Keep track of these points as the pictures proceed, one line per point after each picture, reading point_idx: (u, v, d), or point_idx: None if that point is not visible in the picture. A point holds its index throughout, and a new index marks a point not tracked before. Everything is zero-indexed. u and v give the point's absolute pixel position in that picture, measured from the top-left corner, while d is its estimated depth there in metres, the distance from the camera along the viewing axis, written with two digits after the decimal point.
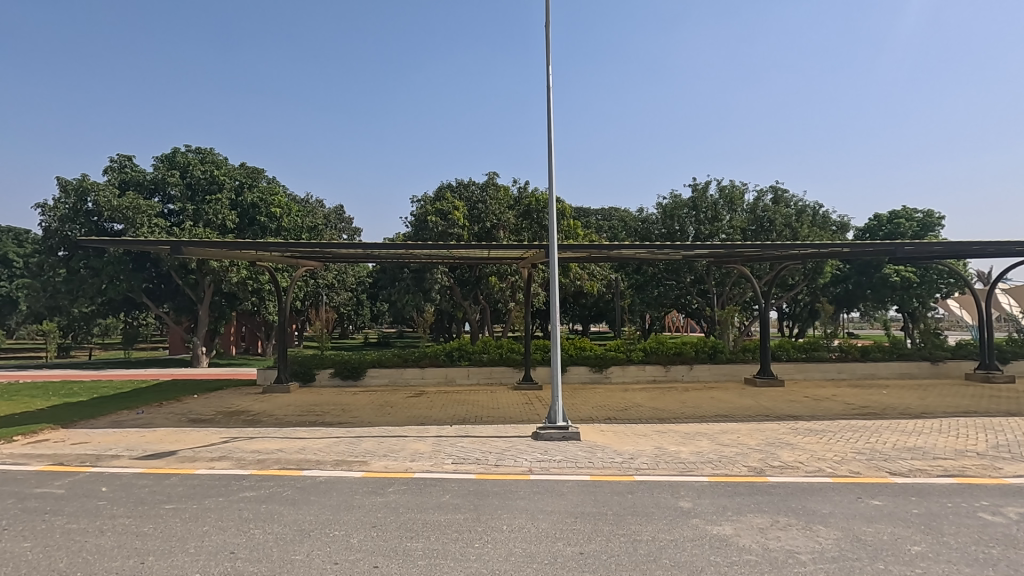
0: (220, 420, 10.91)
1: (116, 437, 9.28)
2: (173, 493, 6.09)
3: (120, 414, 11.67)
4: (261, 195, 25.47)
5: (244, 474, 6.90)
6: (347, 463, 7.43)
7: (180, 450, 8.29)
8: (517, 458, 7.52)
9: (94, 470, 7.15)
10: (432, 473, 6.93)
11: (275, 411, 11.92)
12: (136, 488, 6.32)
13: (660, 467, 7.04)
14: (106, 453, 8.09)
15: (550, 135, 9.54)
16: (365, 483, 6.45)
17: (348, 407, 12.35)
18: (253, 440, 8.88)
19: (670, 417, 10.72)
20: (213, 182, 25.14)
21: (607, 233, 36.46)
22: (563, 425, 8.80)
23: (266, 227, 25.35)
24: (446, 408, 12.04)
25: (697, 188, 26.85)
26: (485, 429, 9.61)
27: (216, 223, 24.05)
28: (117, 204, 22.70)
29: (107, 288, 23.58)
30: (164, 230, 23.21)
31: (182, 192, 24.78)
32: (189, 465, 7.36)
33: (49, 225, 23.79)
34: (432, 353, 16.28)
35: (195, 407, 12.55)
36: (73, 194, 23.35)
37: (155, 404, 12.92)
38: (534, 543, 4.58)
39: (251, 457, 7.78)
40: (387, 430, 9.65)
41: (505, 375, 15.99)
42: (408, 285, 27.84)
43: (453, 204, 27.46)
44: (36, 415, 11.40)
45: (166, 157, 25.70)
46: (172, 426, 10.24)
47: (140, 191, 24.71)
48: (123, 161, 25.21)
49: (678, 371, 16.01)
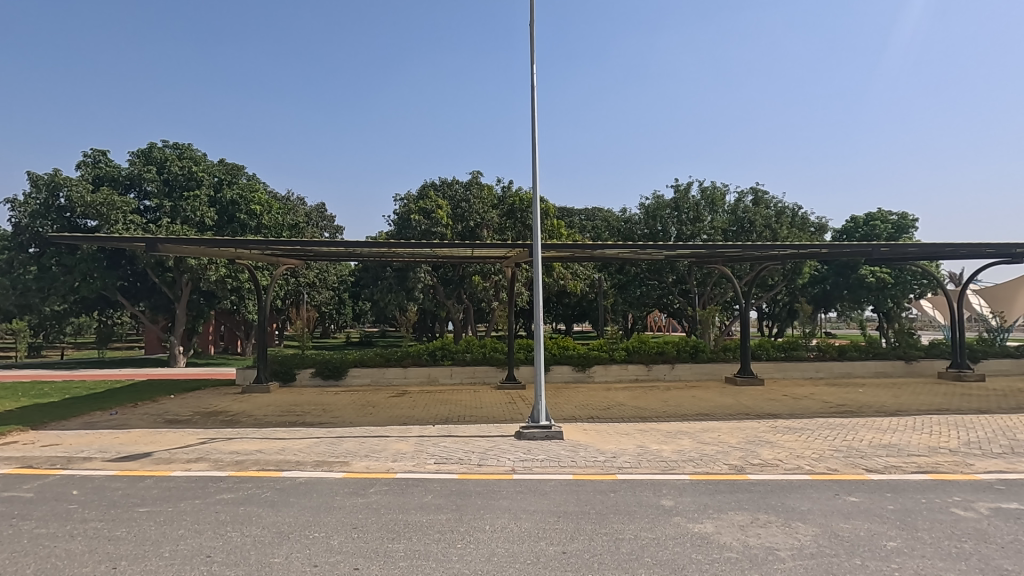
0: (197, 421, 10.70)
1: (90, 438, 9.07)
2: (148, 496, 5.96)
3: (92, 415, 11.37)
4: (241, 192, 25.09)
5: (222, 475, 6.77)
6: (329, 463, 7.34)
7: (153, 452, 8.07)
8: (500, 458, 7.49)
9: (66, 473, 6.96)
10: (415, 473, 6.87)
11: (254, 411, 11.73)
12: (110, 490, 6.17)
13: (642, 466, 7.07)
14: (79, 455, 7.89)
15: (534, 133, 9.53)
16: (346, 484, 6.38)
17: (330, 407, 12.20)
18: (232, 441, 8.73)
19: (651, 416, 10.78)
20: (191, 178, 24.74)
21: (590, 233, 36.65)
22: (546, 424, 8.78)
23: (246, 224, 24.92)
24: (429, 408, 11.92)
25: (679, 189, 27.07)
26: (468, 429, 9.56)
27: (194, 220, 23.67)
28: (91, 200, 22.12)
29: (80, 286, 23.07)
30: (140, 227, 22.71)
31: (158, 188, 24.26)
32: (166, 467, 7.22)
33: (19, 221, 23.10)
34: (415, 352, 16.18)
35: (173, 407, 12.32)
36: (45, 190, 22.72)
37: (130, 404, 12.62)
38: (516, 543, 4.56)
39: (230, 458, 7.65)
40: (368, 431, 9.51)
41: (488, 374, 15.94)
42: (390, 284, 27.85)
43: (437, 204, 27.33)
44: (4, 417, 11.08)
45: (143, 152, 25.05)
46: (147, 427, 10.01)
47: (115, 186, 24.13)
48: (96, 156, 24.61)
49: (660, 371, 16.15)
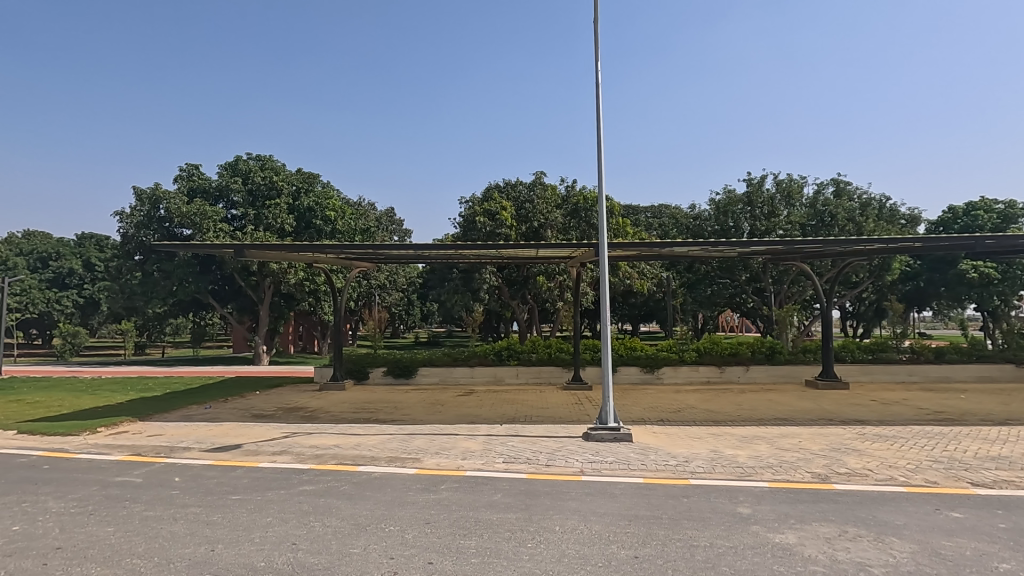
0: (280, 416, 11.38)
1: (188, 429, 9.87)
2: (239, 485, 6.41)
3: (189, 408, 12.36)
4: (317, 199, 26.49)
5: (304, 468, 7.17)
6: (401, 459, 7.60)
7: (241, 444, 8.65)
8: (568, 459, 7.46)
9: (168, 461, 7.62)
10: (484, 471, 6.97)
11: (331, 408, 12.32)
12: (205, 478, 6.68)
13: (716, 471, 6.82)
14: (178, 445, 8.60)
15: (598, 130, 9.41)
16: (417, 480, 6.58)
17: (401, 405, 12.62)
18: (312, 436, 9.22)
19: (725, 419, 10.39)
20: (273, 188, 26.33)
21: (658, 231, 35.80)
22: (615, 427, 8.64)
23: (322, 230, 26.36)
24: (496, 407, 12.06)
25: (752, 183, 25.94)
26: (535, 429, 9.60)
27: (275, 226, 25.23)
28: (186, 211, 24.04)
29: (178, 290, 25.17)
30: (228, 234, 24.48)
31: (243, 198, 26.01)
32: (254, 458, 7.73)
33: (126, 231, 25.53)
34: (481, 352, 16.44)
35: (258, 402, 13.18)
36: (147, 202, 24.96)
37: (221, 399, 13.61)
38: (587, 545, 4.52)
39: (310, 452, 8.08)
40: (438, 428, 9.77)
41: (554, 375, 15.90)
42: (456, 285, 28.38)
43: (501, 205, 27.61)
44: (116, 409, 12.26)
45: (230, 165, 26.95)
46: (236, 421, 10.76)
47: (206, 197, 26.11)
48: (190, 170, 26.73)
49: (733, 373, 15.51)
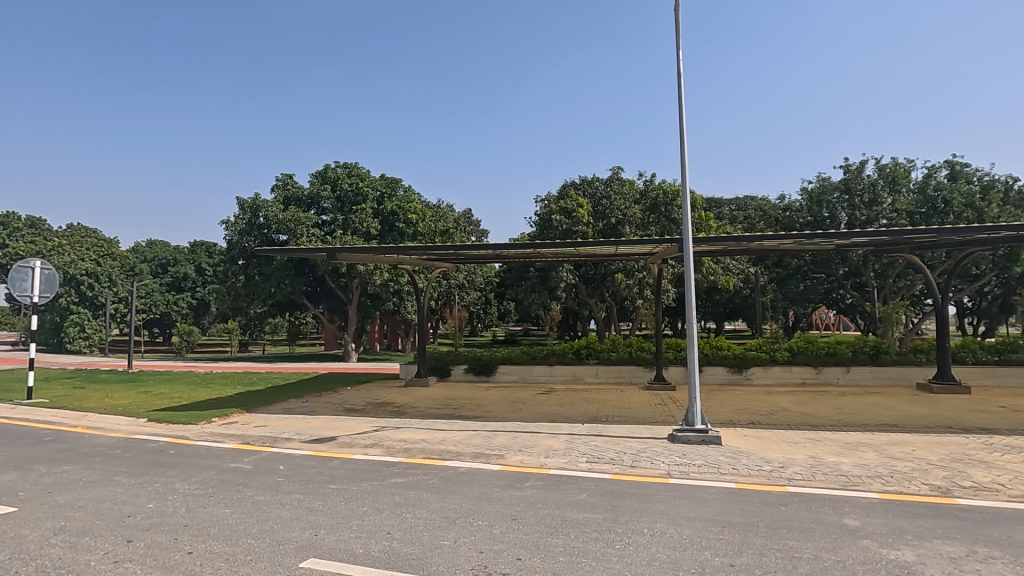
0: (370, 410, 11.96)
1: (288, 421, 10.62)
2: (336, 475, 6.80)
3: (289, 402, 13.29)
4: (399, 203, 27.61)
5: (394, 461, 7.50)
6: (485, 455, 7.74)
7: (336, 436, 9.18)
8: (654, 460, 7.27)
9: (274, 450, 8.24)
10: (568, 470, 6.96)
11: (416, 404, 12.80)
12: (307, 467, 7.17)
13: (817, 479, 6.39)
14: (281, 436, 9.27)
15: (681, 121, 9.08)
16: (503, 476, 6.68)
17: (482, 402, 12.86)
18: (400, 430, 9.62)
19: (824, 424, 9.70)
20: (359, 193, 27.71)
21: (743, 224, 34.11)
22: (703, 429, 8.31)
23: (404, 232, 27.63)
24: (576, 406, 11.99)
25: (850, 169, 24.12)
26: (618, 429, 9.44)
27: (362, 230, 26.55)
28: (282, 218, 25.84)
29: (276, 291, 27.12)
30: (320, 239, 26.07)
31: (332, 205, 27.56)
32: (349, 450, 8.18)
33: (231, 238, 27.84)
34: (560, 351, 16.43)
35: (350, 397, 13.93)
36: (249, 211, 27.09)
37: (316, 394, 14.53)
38: (678, 550, 4.39)
39: (399, 445, 8.44)
40: (520, 426, 9.86)
41: (635, 374, 15.57)
42: (533, 284, 28.51)
43: (577, 202, 27.41)
44: (227, 401, 13.43)
45: (320, 174, 28.63)
46: (331, 414, 11.44)
47: (300, 205, 27.93)
48: (285, 179, 28.70)
49: (831, 374, 14.45)
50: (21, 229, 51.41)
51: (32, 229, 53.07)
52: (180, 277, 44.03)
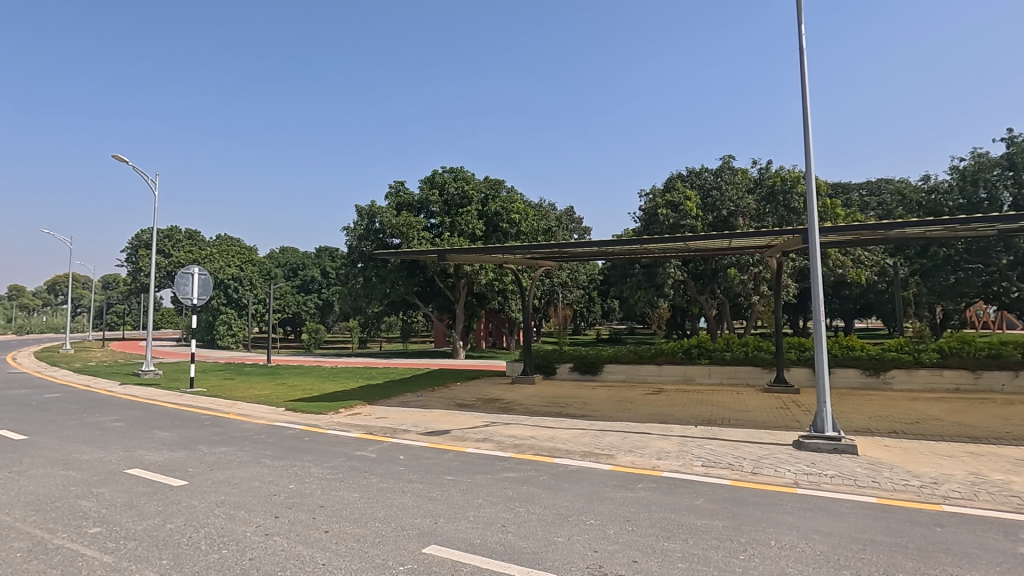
0: (480, 406, 12.34)
1: (406, 414, 11.28)
2: (452, 466, 7.10)
3: (405, 396, 14.11)
4: (503, 204, 28.24)
5: (505, 456, 7.68)
6: (595, 455, 7.67)
7: (449, 429, 9.59)
8: (779, 468, 6.77)
9: (394, 441, 8.79)
10: (682, 473, 6.69)
11: (523, 401, 13.01)
12: (424, 458, 7.56)
13: (981, 499, 5.57)
14: (400, 428, 9.87)
15: (805, 102, 8.39)
16: (614, 476, 6.57)
17: (589, 401, 12.76)
18: (510, 426, 9.82)
19: (986, 436, 8.45)
20: (465, 196, 28.70)
21: (878, 211, 30.70)
22: (834, 436, 7.60)
23: (507, 232, 28.26)
24: (689, 408, 11.49)
25: (1014, 142, 20.83)
26: (735, 433, 8.91)
27: (468, 232, 27.47)
28: (395, 222, 27.46)
29: (391, 292, 28.88)
30: (429, 241, 27.37)
31: (440, 208, 28.80)
32: (462, 443, 8.50)
33: (351, 243, 30.08)
34: (668, 350, 15.86)
35: (460, 393, 14.47)
36: (366, 218, 29.12)
37: (429, 389, 15.27)
38: (811, 567, 4.04)
39: (509, 441, 8.62)
40: (629, 426, 9.65)
41: (753, 376, 14.60)
42: (639, 281, 27.73)
43: (684, 195, 26.29)
44: (351, 393, 14.55)
45: (428, 179, 30.04)
46: (444, 409, 11.97)
47: (411, 210, 29.51)
48: (398, 186, 30.48)
49: (994, 379, 12.55)
50: (182, 241, 59.41)
51: (191, 240, 61.12)
52: (308, 280, 48.44)
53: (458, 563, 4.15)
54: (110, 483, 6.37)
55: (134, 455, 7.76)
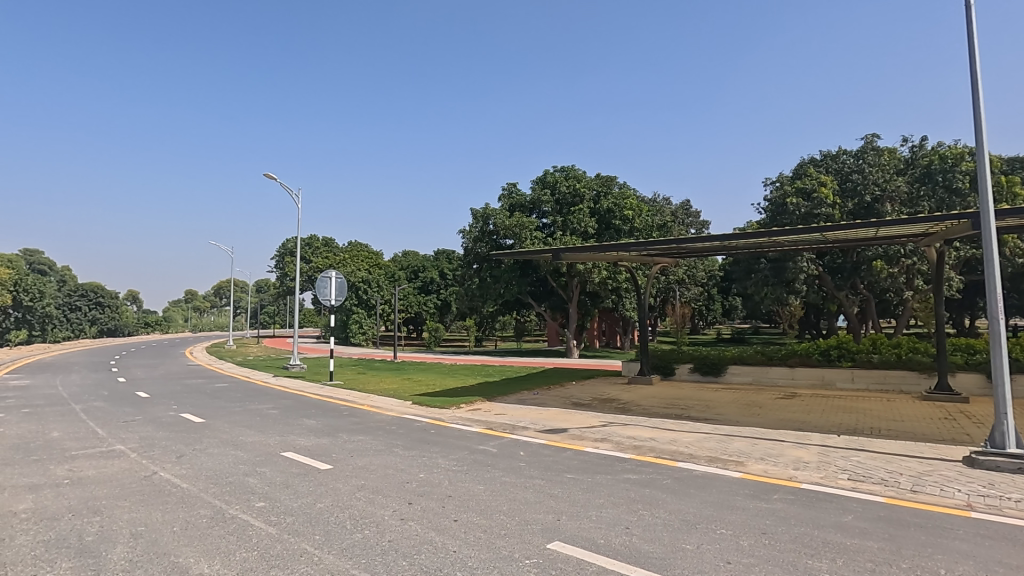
0: (596, 405, 12.22)
1: (524, 411, 11.49)
2: (571, 465, 7.10)
3: (522, 393, 14.37)
4: (615, 200, 27.79)
5: (625, 457, 7.52)
6: (722, 461, 7.24)
7: (567, 428, 9.61)
8: (946, 487, 5.92)
9: (513, 437, 8.99)
10: (825, 487, 6.09)
11: (642, 402, 12.66)
12: (544, 455, 7.65)
13: None
14: (519, 424, 10.07)
15: (974, 67, 7.27)
16: (745, 485, 6.16)
17: (713, 404, 12.11)
18: (629, 427, 9.61)
19: None
20: (576, 194, 28.61)
21: None
22: (1019, 455, 6.48)
23: (620, 229, 27.77)
24: (829, 415, 10.45)
25: None
26: (888, 445, 7.95)
27: (580, 230, 27.34)
28: (509, 224, 28.07)
29: (505, 292, 29.58)
30: (542, 241, 27.67)
31: (552, 208, 28.97)
32: (581, 442, 8.47)
33: (467, 245, 31.27)
34: (803, 351, 14.57)
35: (576, 392, 14.44)
36: (481, 220, 30.11)
37: (545, 387, 15.42)
38: None
39: (629, 442, 8.43)
40: (760, 432, 8.99)
41: (907, 381, 12.93)
42: (766, 276, 25.80)
43: (818, 181, 24.04)
44: (471, 389, 15.13)
45: (540, 180, 30.35)
46: (560, 407, 12.01)
47: (523, 211, 30.01)
48: (510, 188, 31.15)
49: None
50: (320, 248, 65.73)
51: (327, 247, 67.34)
52: (428, 281, 51.24)
53: (583, 561, 4.15)
54: (270, 463, 7.23)
55: (287, 439, 8.73)
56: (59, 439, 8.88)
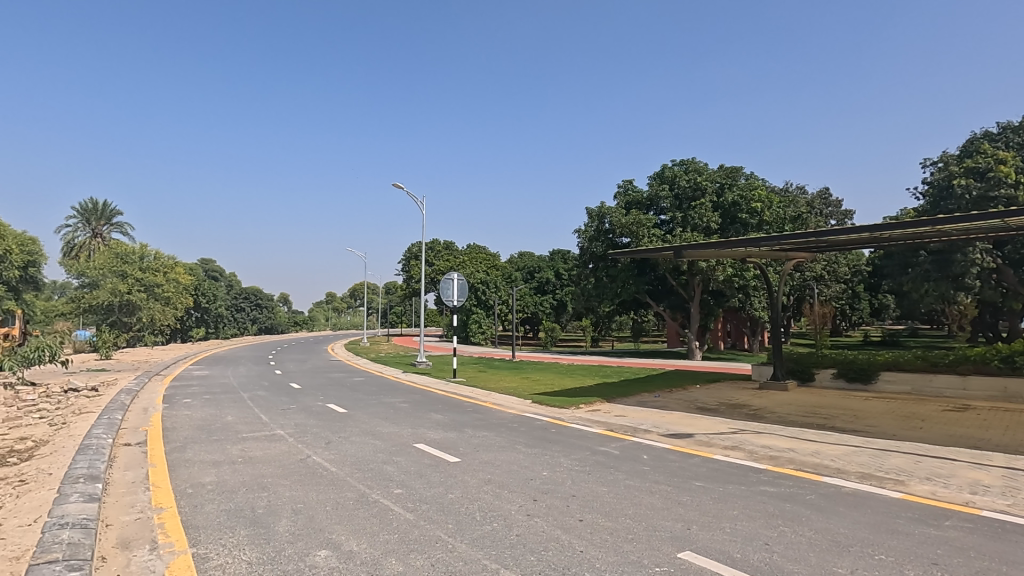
0: (724, 411, 11.54)
1: (645, 414, 11.18)
2: (700, 472, 6.78)
3: (642, 395, 13.99)
4: (741, 192, 26.17)
5: (760, 467, 7.02)
6: (877, 478, 6.48)
7: (693, 433, 9.18)
8: None
9: (636, 440, 8.79)
10: (1014, 516, 5.21)
11: (776, 408, 11.73)
12: (669, 460, 7.38)
13: None
14: (641, 427, 9.81)
15: None
16: (907, 507, 5.46)
17: (861, 413, 10.88)
18: (762, 435, 8.95)
19: None
20: (697, 188, 27.28)
21: None
22: None
23: (748, 223, 26.04)
24: (1013, 432, 8.92)
25: None
26: None
27: (702, 226, 26.03)
28: (625, 222, 27.46)
29: (622, 291, 28.97)
30: (661, 238, 26.74)
31: (671, 203, 27.85)
32: (709, 449, 8.05)
33: (583, 245, 31.11)
34: (977, 357, 12.61)
35: (701, 395, 13.75)
36: (596, 219, 29.85)
37: (666, 389, 14.88)
38: None
39: (763, 451, 7.85)
40: (923, 449, 7.91)
41: None
42: (926, 271, 22.67)
43: (995, 158, 20.68)
44: (589, 390, 15.03)
45: (657, 175, 29.37)
46: (684, 411, 11.52)
47: (640, 208, 29.22)
48: (626, 185, 30.50)
49: None
50: (441, 251, 69.21)
51: (448, 250, 70.71)
52: (543, 282, 51.80)
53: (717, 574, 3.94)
54: (404, 454, 7.75)
55: (418, 432, 9.31)
56: (233, 422, 10.27)
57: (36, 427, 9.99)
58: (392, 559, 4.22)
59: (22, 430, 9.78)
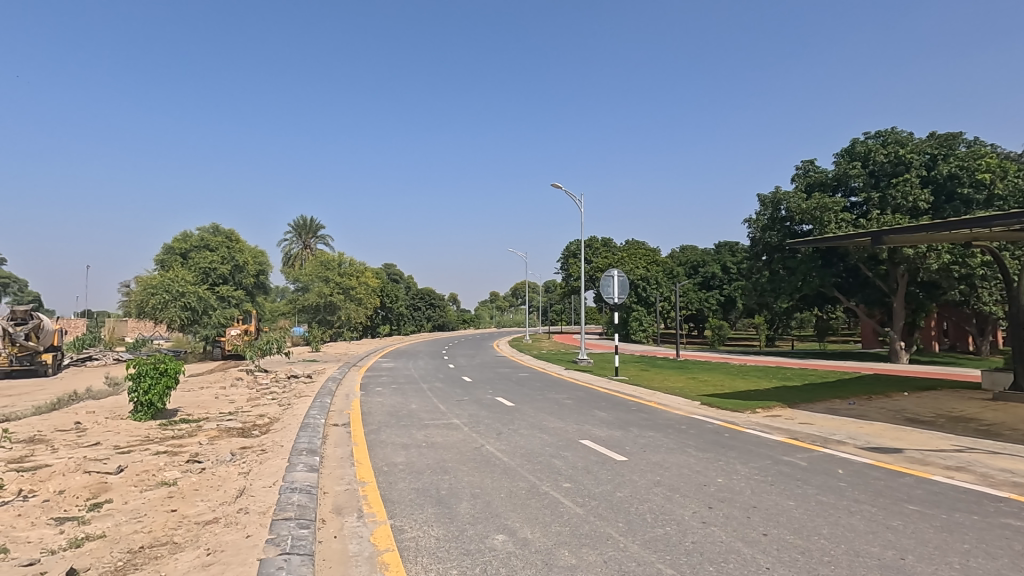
0: (944, 424, 9.69)
1: (837, 423, 9.87)
2: (914, 494, 5.79)
3: (833, 402, 12.38)
4: (961, 162, 21.93)
5: (1000, 495, 5.76)
6: None
7: (903, 449, 7.86)
8: None
9: (828, 451, 7.80)
10: None
11: (1020, 424, 9.53)
12: (873, 478, 6.42)
13: None
14: (833, 437, 8.68)
15: None
16: None
17: None
18: (1001, 457, 7.34)
19: None
20: (899, 162, 23.42)
21: None
22: None
23: (972, 199, 21.58)
24: None
25: None
26: None
27: (906, 206, 22.20)
28: (806, 207, 24.61)
29: (803, 285, 25.96)
30: (851, 223, 23.41)
31: (865, 182, 24.24)
32: (925, 468, 6.82)
33: (755, 235, 28.60)
34: None
35: (910, 405, 11.74)
36: (770, 206, 27.32)
37: (863, 396, 12.98)
38: None
39: (1004, 476, 6.42)
40: None
41: None
42: None
43: None
44: (767, 394, 13.73)
45: (846, 151, 25.84)
46: (889, 422, 9.92)
47: (824, 190, 25.99)
48: (806, 166, 27.32)
49: None
50: (600, 249, 68.89)
51: (607, 247, 70.05)
52: (709, 277, 48.71)
53: None
54: (572, 449, 7.85)
55: (584, 428, 9.38)
56: (416, 410, 11.37)
57: (270, 407, 12.16)
58: (565, 551, 4.31)
59: (261, 408, 11.97)
